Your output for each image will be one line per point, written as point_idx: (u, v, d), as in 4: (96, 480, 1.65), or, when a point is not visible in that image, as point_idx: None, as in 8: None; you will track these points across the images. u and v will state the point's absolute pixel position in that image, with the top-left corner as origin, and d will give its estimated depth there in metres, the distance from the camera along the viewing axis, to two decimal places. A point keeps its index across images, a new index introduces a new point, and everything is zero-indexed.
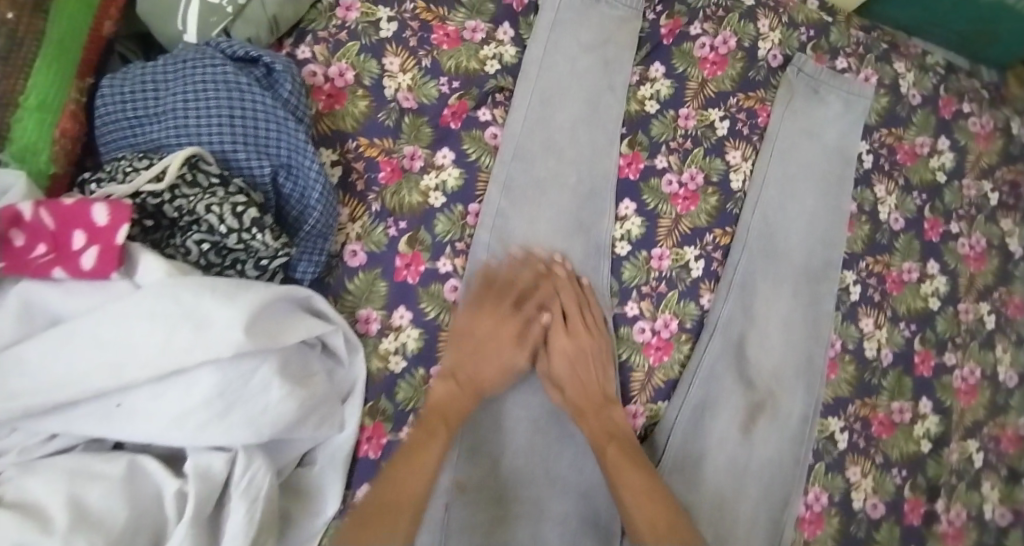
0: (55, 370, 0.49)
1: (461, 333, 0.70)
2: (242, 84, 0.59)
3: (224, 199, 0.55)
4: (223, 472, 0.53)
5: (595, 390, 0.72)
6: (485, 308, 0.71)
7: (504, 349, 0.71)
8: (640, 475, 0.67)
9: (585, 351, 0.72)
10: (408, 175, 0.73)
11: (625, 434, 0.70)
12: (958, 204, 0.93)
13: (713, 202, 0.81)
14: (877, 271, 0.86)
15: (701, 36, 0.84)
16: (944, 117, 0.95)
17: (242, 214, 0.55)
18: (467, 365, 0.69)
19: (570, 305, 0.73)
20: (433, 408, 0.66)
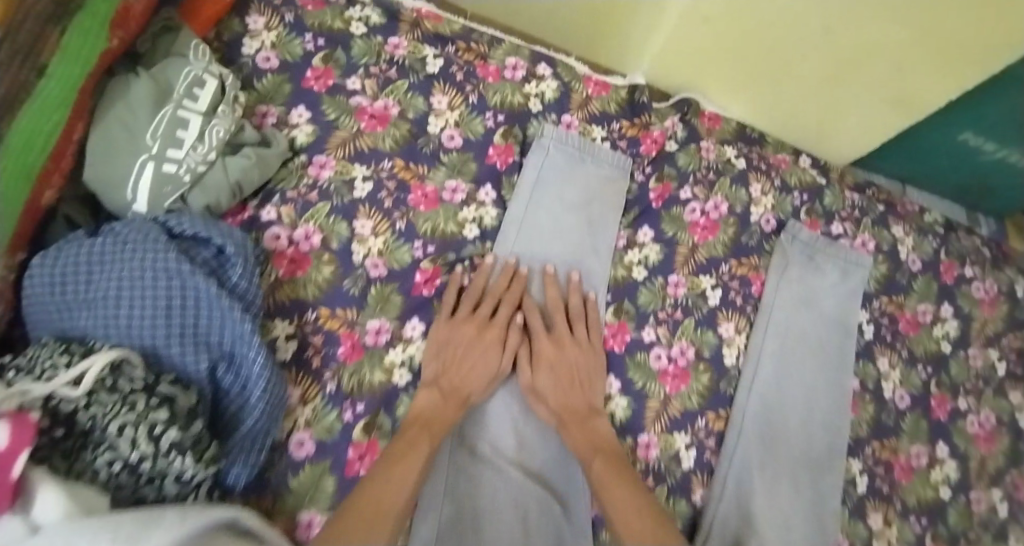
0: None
1: (442, 344, 0.67)
2: (184, 272, 0.54)
3: (143, 417, 0.49)
4: None
5: (579, 400, 0.68)
6: (463, 316, 0.68)
7: (490, 355, 0.68)
8: (627, 493, 0.61)
9: (574, 360, 0.69)
10: (372, 352, 0.67)
11: (608, 445, 0.66)
12: (963, 376, 0.88)
13: (705, 379, 0.75)
14: (885, 457, 0.80)
15: (692, 200, 0.81)
16: (947, 283, 0.91)
17: (162, 436, 0.50)
18: (454, 373, 0.66)
19: (560, 313, 0.71)
20: (415, 418, 0.62)
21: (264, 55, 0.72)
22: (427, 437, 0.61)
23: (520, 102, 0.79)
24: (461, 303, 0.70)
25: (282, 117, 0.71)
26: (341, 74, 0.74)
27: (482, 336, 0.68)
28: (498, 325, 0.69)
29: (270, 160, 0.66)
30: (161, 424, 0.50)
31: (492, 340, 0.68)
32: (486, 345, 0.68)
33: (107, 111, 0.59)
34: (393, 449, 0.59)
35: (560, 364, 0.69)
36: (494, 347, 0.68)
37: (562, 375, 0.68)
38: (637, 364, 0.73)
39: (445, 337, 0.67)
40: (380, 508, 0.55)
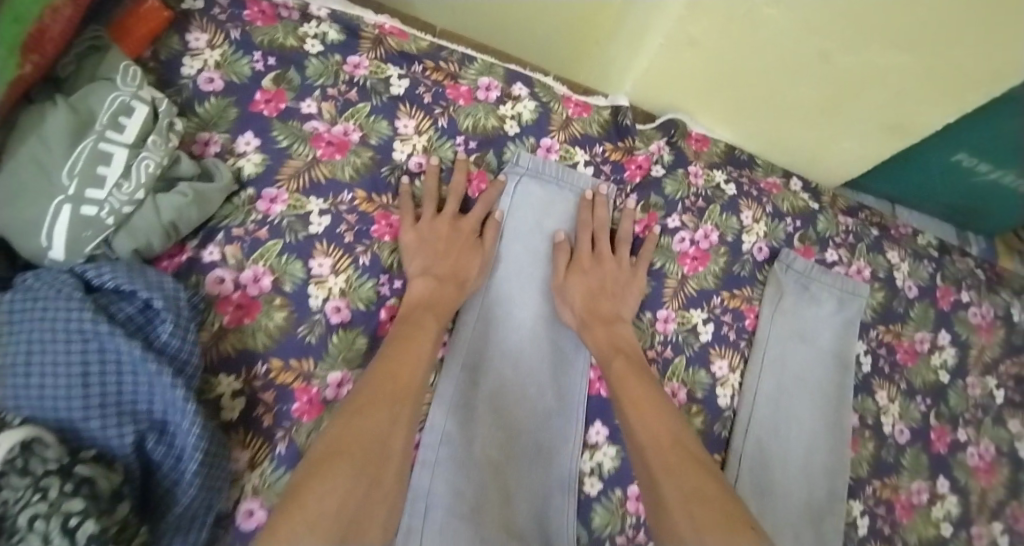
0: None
1: (418, 244, 0.65)
2: (104, 332, 0.47)
3: (54, 507, 0.41)
4: None
5: (608, 308, 0.68)
6: (430, 216, 0.67)
7: (470, 245, 0.67)
8: (643, 387, 0.62)
9: (608, 270, 0.70)
10: (332, 407, 0.60)
11: (632, 350, 0.66)
12: (962, 407, 0.84)
13: (698, 423, 0.70)
14: (885, 497, 0.76)
15: (680, 229, 0.76)
16: (943, 309, 0.87)
17: (78, 530, 0.41)
18: (444, 264, 0.65)
19: (602, 231, 0.72)
20: (414, 307, 0.62)
21: (207, 76, 0.65)
22: (431, 322, 0.61)
23: (494, 125, 0.73)
24: (423, 207, 0.67)
25: (228, 146, 0.64)
26: (295, 97, 0.67)
27: (459, 229, 0.67)
28: (471, 215, 0.68)
29: (211, 197, 0.59)
30: (77, 514, 0.42)
31: (468, 232, 0.67)
32: (467, 235, 0.67)
33: (18, 147, 0.52)
34: (397, 332, 0.60)
35: (598, 274, 0.69)
36: (470, 238, 0.67)
37: (592, 281, 0.69)
38: None
39: (419, 239, 0.65)
40: (397, 390, 0.56)
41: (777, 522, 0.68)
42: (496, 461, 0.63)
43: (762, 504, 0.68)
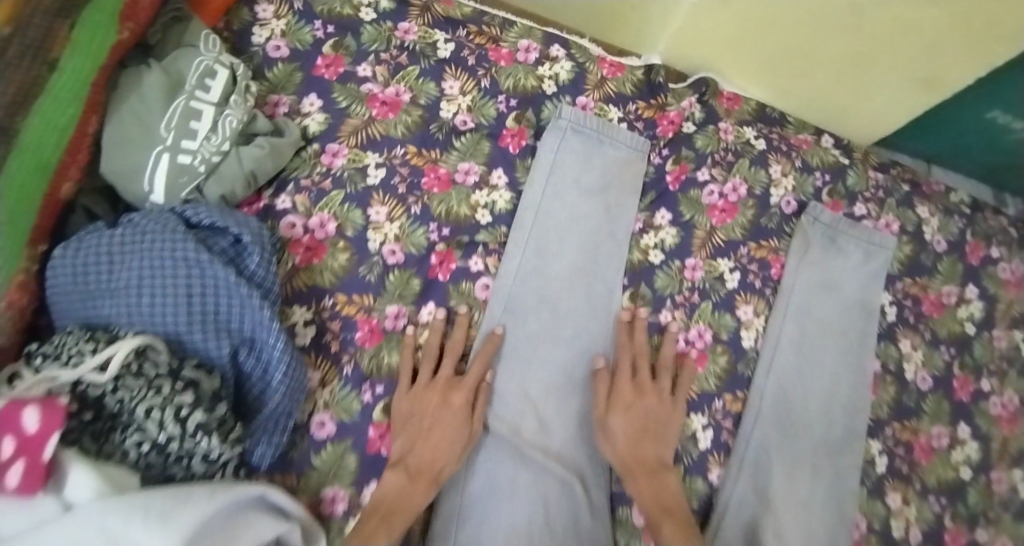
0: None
1: (404, 418, 0.63)
2: (203, 260, 0.55)
3: (168, 399, 0.50)
4: None
5: (651, 452, 0.67)
6: (425, 385, 0.65)
7: (454, 431, 0.63)
8: (689, 545, 0.61)
9: (650, 409, 0.68)
10: (390, 336, 0.67)
11: (677, 503, 0.65)
12: (987, 359, 0.86)
13: (722, 362, 0.75)
14: (905, 438, 0.79)
15: (709, 183, 0.80)
16: (972, 264, 0.89)
17: (188, 419, 0.50)
18: (420, 449, 0.62)
19: (641, 361, 0.71)
20: (379, 502, 0.59)
21: (275, 43, 0.72)
22: (379, 528, 0.56)
23: (534, 85, 0.78)
24: (422, 367, 0.66)
25: (294, 106, 0.71)
26: (352, 61, 0.74)
27: (448, 402, 0.64)
28: (464, 386, 0.65)
29: (284, 149, 0.66)
30: (186, 407, 0.51)
31: (459, 406, 0.64)
32: (456, 411, 0.64)
33: (120, 105, 0.60)
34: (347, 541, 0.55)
35: (638, 413, 0.68)
36: (461, 413, 0.64)
37: (635, 422, 0.67)
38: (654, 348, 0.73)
39: (408, 408, 0.64)
40: None
41: (796, 454, 0.73)
42: (534, 397, 0.70)
43: (783, 435, 0.73)
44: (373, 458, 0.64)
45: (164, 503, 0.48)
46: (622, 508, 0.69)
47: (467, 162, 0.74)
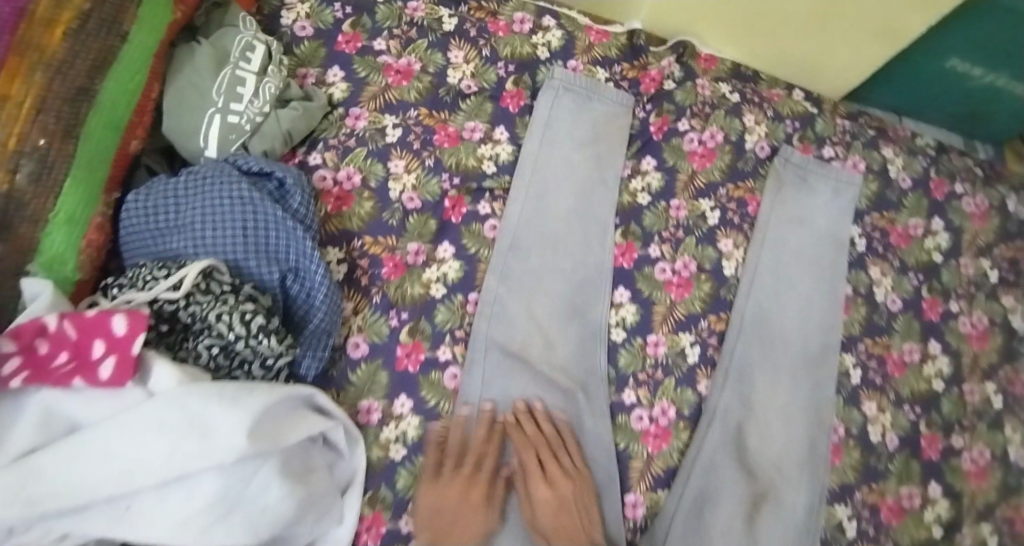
0: (51, 484, 0.50)
1: (432, 512, 0.68)
2: (255, 199, 0.65)
3: (234, 307, 0.60)
4: None
5: (580, 536, 0.69)
6: (447, 478, 0.69)
7: (477, 515, 0.68)
8: None
9: (567, 495, 0.70)
10: (412, 270, 0.76)
11: None
12: (956, 284, 0.93)
13: (706, 288, 0.84)
14: (877, 352, 0.86)
15: (689, 132, 0.89)
16: (937, 199, 0.96)
17: (252, 321, 0.60)
18: (446, 543, 0.66)
19: (540, 451, 0.72)
20: None
21: (301, 24, 0.83)
22: None
23: (529, 52, 0.88)
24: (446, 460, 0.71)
25: (320, 77, 0.81)
26: (368, 37, 0.84)
27: (467, 497, 0.68)
28: (482, 480, 0.70)
29: (314, 112, 0.77)
30: (250, 312, 0.61)
31: (477, 500, 0.69)
32: (475, 505, 0.68)
33: (177, 75, 0.71)
34: None
35: (556, 502, 0.70)
36: (481, 506, 0.69)
37: (556, 515, 0.69)
38: (644, 277, 0.82)
39: (433, 503, 0.68)
40: None
41: (776, 367, 0.82)
42: (540, 319, 0.79)
43: (763, 349, 0.83)
44: (402, 375, 0.74)
45: (230, 392, 0.56)
46: (622, 415, 0.77)
47: (474, 121, 0.84)
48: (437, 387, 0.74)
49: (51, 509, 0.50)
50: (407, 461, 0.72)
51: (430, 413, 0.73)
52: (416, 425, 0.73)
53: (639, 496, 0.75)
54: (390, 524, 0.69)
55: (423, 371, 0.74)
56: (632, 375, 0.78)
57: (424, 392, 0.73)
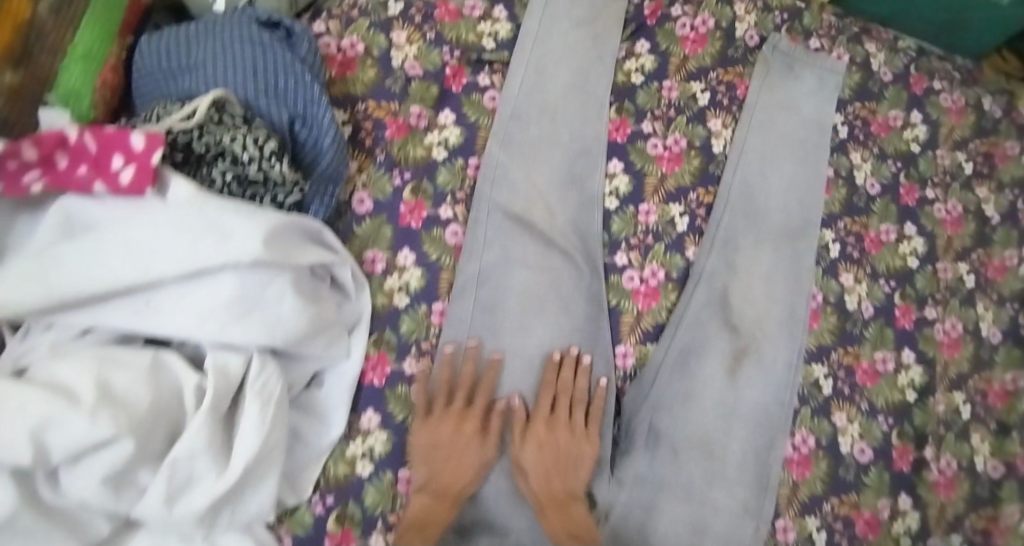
0: (73, 270, 0.53)
1: (427, 448, 0.71)
2: (265, 44, 0.68)
3: (247, 133, 0.63)
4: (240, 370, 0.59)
5: (561, 486, 0.71)
6: (440, 415, 0.72)
7: (471, 448, 0.72)
8: None
9: (560, 442, 0.73)
10: (414, 132, 0.79)
11: (590, 534, 0.68)
12: (932, 172, 0.97)
13: (696, 163, 0.87)
14: (855, 231, 0.91)
15: (682, 17, 0.92)
16: (916, 93, 0.99)
17: (265, 145, 0.63)
18: (442, 475, 0.70)
19: (562, 396, 0.76)
20: (410, 523, 0.67)
21: None
22: None
23: None
24: (438, 398, 0.73)
25: None
26: None
27: (461, 431, 0.72)
28: (474, 415, 0.73)
29: None
30: (263, 139, 0.63)
31: (470, 433, 0.72)
32: (469, 438, 0.72)
33: None
34: None
35: (548, 448, 0.73)
36: (474, 436, 0.72)
37: (546, 459, 0.72)
38: (637, 151, 0.86)
39: (426, 438, 0.71)
40: None
41: (760, 238, 0.86)
42: (539, 186, 0.81)
43: (750, 220, 0.86)
44: (404, 230, 0.77)
45: (244, 207, 0.59)
46: (614, 276, 0.81)
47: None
48: (439, 242, 0.78)
49: (74, 297, 0.53)
50: (410, 308, 0.76)
51: (431, 266, 0.77)
52: (418, 276, 0.76)
53: (629, 347, 0.80)
54: (395, 365, 0.74)
55: (426, 228, 0.77)
56: (624, 240, 0.82)
57: (426, 247, 0.77)
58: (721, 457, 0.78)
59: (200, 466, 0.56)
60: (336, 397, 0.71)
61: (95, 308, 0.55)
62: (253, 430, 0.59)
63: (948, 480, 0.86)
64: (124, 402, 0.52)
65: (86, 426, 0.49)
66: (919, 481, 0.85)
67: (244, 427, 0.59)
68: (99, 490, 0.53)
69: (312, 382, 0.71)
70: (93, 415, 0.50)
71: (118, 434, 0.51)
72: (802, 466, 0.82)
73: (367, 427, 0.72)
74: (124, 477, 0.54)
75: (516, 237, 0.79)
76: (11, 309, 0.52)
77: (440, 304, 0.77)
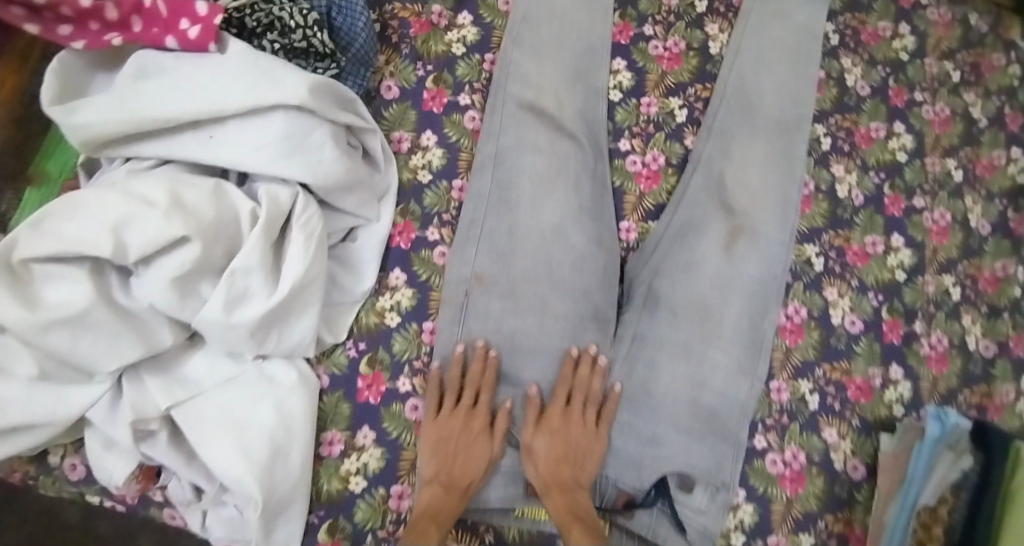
0: (152, 102, 0.64)
1: (436, 442, 0.75)
2: None
3: (293, 7, 0.73)
4: (288, 203, 0.69)
5: (568, 473, 0.77)
6: (448, 415, 0.77)
7: (479, 442, 0.77)
8: (583, 535, 0.71)
9: (573, 435, 0.79)
10: (435, 30, 0.88)
11: (590, 518, 0.74)
12: (920, 78, 1.01)
13: (694, 63, 0.95)
14: (845, 126, 0.96)
15: None
16: (905, 7, 1.04)
17: (308, 15, 0.73)
18: (450, 468, 0.74)
19: (577, 392, 0.81)
20: (423, 511, 0.71)
21: None
22: (432, 530, 0.68)
23: None
24: (446, 397, 0.78)
25: None
26: None
27: (470, 426, 0.77)
28: (481, 413, 0.78)
29: None
30: (306, 11, 0.73)
31: (479, 429, 0.77)
32: (476, 434, 0.77)
33: None
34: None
35: (562, 437, 0.78)
36: (481, 434, 0.78)
37: (558, 448, 0.78)
38: (639, 51, 0.94)
39: (436, 434, 0.75)
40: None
41: (754, 130, 0.92)
42: (551, 79, 0.89)
43: (746, 113, 0.93)
44: (428, 114, 0.85)
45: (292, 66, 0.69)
46: (618, 160, 0.90)
47: None
48: (458, 126, 0.86)
49: (152, 124, 0.64)
50: (433, 184, 0.84)
51: (451, 147, 0.85)
52: (440, 156, 0.85)
53: (632, 223, 0.88)
54: (419, 232, 0.82)
55: (447, 112, 0.86)
56: (627, 128, 0.90)
57: (447, 129, 0.86)
58: (718, 322, 0.85)
59: (253, 283, 0.66)
60: (366, 251, 0.80)
61: (167, 141, 0.66)
62: (299, 257, 0.68)
63: (938, 355, 0.91)
64: (192, 211, 0.62)
65: (161, 223, 0.60)
66: (910, 352, 0.90)
67: (291, 253, 0.68)
68: (167, 291, 0.62)
69: (347, 237, 0.81)
70: (166, 217, 0.60)
71: (188, 235, 0.61)
72: (795, 334, 0.87)
73: (394, 283, 0.80)
74: (190, 283, 0.64)
75: (529, 123, 0.87)
76: (101, 131, 0.63)
77: (460, 182, 0.85)
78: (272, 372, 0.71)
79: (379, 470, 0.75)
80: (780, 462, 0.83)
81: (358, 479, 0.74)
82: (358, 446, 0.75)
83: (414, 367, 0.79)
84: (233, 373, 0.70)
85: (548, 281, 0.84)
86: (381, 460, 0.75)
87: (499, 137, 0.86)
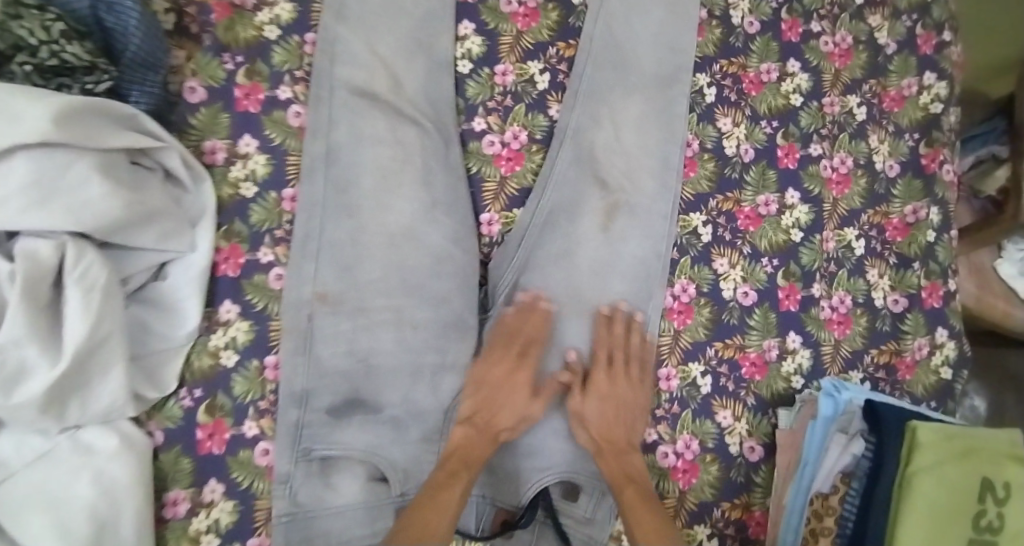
0: None
1: (480, 384, 0.75)
2: None
3: (37, 18, 0.61)
4: (53, 258, 0.60)
5: (620, 435, 0.74)
6: (497, 357, 0.76)
7: (520, 394, 0.74)
8: (635, 493, 0.70)
9: (622, 393, 0.76)
10: (242, 13, 0.75)
11: (641, 478, 0.72)
12: (817, 4, 0.90)
13: (554, 17, 0.83)
14: (732, 72, 0.86)
15: None
16: None
17: (53, 26, 0.61)
18: (483, 412, 0.73)
19: (618, 350, 0.77)
20: (454, 451, 0.70)
21: None
22: (462, 473, 0.68)
23: None
24: (510, 345, 0.76)
25: None
26: None
27: (515, 377, 0.75)
28: (527, 366, 0.75)
29: None
30: (53, 21, 0.61)
31: (524, 381, 0.75)
32: (520, 384, 0.75)
33: None
34: (433, 483, 0.66)
35: (609, 397, 0.75)
36: (526, 387, 0.75)
37: (607, 410, 0.75)
38: (488, 11, 0.81)
39: (483, 376, 0.75)
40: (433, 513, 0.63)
41: (624, 90, 0.83)
42: (384, 57, 0.77)
43: (615, 71, 0.82)
44: (243, 116, 0.74)
45: (32, 90, 0.58)
46: (473, 142, 0.80)
47: None
48: (281, 125, 0.75)
49: None
50: (259, 198, 0.73)
51: (276, 151, 0.74)
52: (264, 163, 0.74)
53: (495, 214, 0.80)
54: (249, 255, 0.73)
55: (265, 111, 0.74)
56: (481, 104, 0.80)
57: (268, 130, 0.74)
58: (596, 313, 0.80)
59: (29, 354, 0.58)
60: (179, 285, 0.69)
61: None
62: (77, 315, 0.60)
63: (841, 317, 0.85)
64: None
65: None
66: (808, 318, 0.84)
67: (69, 314, 0.60)
68: None
69: (157, 275, 0.70)
70: None
71: None
72: (683, 315, 0.81)
73: (226, 318, 0.72)
74: None
75: (365, 110, 0.76)
76: None
77: (290, 191, 0.74)
78: (90, 440, 0.65)
79: (232, 524, 0.70)
80: (671, 454, 0.78)
81: (209, 537, 0.69)
82: (205, 502, 0.69)
83: (260, 408, 0.72)
84: (43, 448, 0.63)
85: (403, 291, 0.76)
86: (234, 513, 0.70)
87: (334, 130, 0.75)
